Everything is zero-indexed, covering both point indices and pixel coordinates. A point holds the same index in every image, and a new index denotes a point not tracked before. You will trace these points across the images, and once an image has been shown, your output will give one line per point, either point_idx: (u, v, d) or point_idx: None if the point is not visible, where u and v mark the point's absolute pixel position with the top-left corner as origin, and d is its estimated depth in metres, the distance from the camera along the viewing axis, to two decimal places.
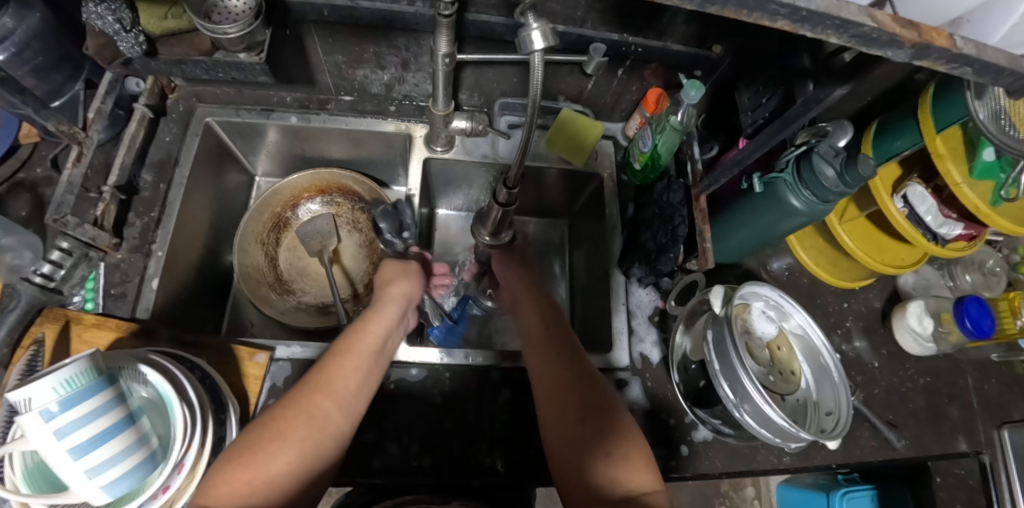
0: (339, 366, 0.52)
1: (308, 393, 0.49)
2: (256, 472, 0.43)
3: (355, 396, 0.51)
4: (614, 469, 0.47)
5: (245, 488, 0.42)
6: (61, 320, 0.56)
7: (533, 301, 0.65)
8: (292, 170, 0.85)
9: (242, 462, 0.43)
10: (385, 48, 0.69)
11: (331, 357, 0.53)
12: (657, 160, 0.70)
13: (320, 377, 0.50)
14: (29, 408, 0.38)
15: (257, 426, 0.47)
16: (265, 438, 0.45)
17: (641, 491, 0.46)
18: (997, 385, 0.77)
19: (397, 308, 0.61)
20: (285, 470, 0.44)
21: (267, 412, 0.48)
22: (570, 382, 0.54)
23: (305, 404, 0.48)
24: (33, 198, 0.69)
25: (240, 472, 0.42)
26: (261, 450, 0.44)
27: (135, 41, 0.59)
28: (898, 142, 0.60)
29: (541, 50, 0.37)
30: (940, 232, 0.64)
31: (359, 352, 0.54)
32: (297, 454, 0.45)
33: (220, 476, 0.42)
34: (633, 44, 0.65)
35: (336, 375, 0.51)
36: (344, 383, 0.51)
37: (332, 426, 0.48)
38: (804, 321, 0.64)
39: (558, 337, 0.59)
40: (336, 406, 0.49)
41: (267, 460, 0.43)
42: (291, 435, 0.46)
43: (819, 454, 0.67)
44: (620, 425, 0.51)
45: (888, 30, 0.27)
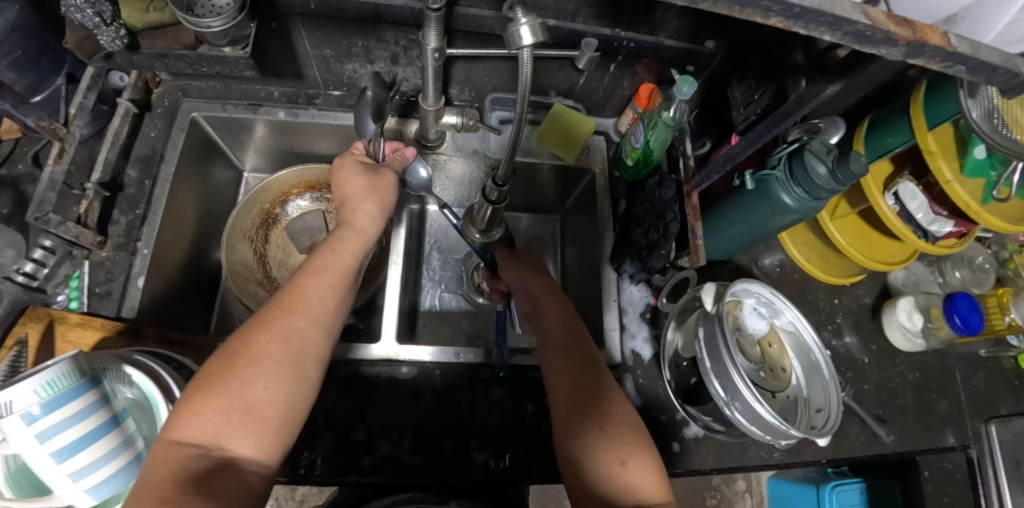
0: (309, 287, 0.48)
1: (279, 314, 0.46)
2: (230, 398, 0.40)
3: (329, 317, 0.48)
4: (628, 479, 0.47)
5: (221, 416, 0.40)
6: (44, 320, 0.55)
7: (550, 300, 0.63)
8: (280, 165, 0.84)
9: (214, 390, 0.41)
10: (374, 42, 0.67)
11: (300, 277, 0.49)
12: (649, 156, 0.70)
13: (290, 298, 0.47)
14: (10, 411, 0.37)
15: (225, 352, 0.43)
16: (237, 363, 0.42)
17: (654, 501, 0.46)
18: (985, 380, 0.78)
19: (375, 224, 0.57)
20: (264, 395, 0.42)
21: (234, 336, 0.45)
22: (588, 390, 0.53)
23: (276, 326, 0.45)
24: (14, 195, 0.68)
25: (214, 401, 0.40)
26: (234, 376, 0.41)
27: (115, 35, 0.57)
28: (890, 139, 0.60)
29: (530, 46, 0.37)
30: (930, 229, 0.65)
31: (333, 270, 0.50)
32: (275, 377, 0.43)
33: (191, 406, 0.40)
34: (625, 38, 0.64)
35: (308, 295, 0.48)
36: (318, 303, 0.48)
37: (310, 347, 0.45)
38: (794, 317, 0.64)
39: (575, 341, 0.58)
40: (312, 327, 0.46)
41: (242, 385, 0.41)
42: (266, 357, 0.43)
43: (809, 450, 0.67)
44: (636, 436, 0.50)
45: (883, 27, 0.27)
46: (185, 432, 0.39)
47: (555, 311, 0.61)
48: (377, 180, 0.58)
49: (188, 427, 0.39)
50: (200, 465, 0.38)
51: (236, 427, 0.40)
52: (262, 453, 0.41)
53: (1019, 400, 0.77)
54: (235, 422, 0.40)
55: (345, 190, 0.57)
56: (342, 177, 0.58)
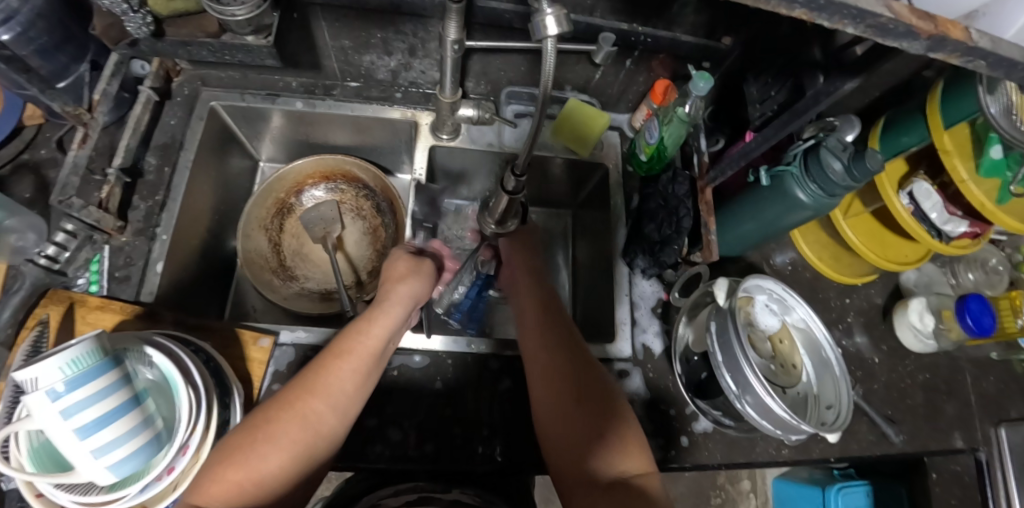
0: (335, 371, 0.50)
1: (303, 395, 0.48)
2: (246, 472, 0.43)
3: (351, 399, 0.50)
4: (607, 452, 0.49)
5: (236, 488, 0.43)
6: (64, 303, 0.56)
7: (528, 289, 0.63)
8: (295, 156, 0.85)
9: (234, 463, 0.43)
10: (393, 34, 0.67)
11: (328, 358, 0.51)
12: (663, 151, 0.70)
13: (314, 380, 0.49)
14: (35, 387, 0.38)
15: (249, 424, 0.46)
16: (257, 438, 0.45)
17: (632, 472, 0.48)
18: (995, 382, 0.78)
19: (404, 308, 0.57)
20: (275, 472, 0.45)
21: (260, 409, 0.48)
22: (569, 366, 0.54)
23: (297, 407, 0.47)
24: (37, 180, 0.69)
25: (232, 474, 0.43)
26: (252, 451, 0.44)
27: (142, 22, 0.58)
28: (906, 138, 0.60)
29: (554, 36, 0.37)
30: (944, 229, 0.64)
31: (358, 355, 0.52)
32: (288, 457, 0.45)
33: (211, 473, 0.43)
34: (642, 33, 0.64)
35: (333, 378, 0.50)
36: (340, 387, 0.50)
37: (324, 429, 0.48)
38: (806, 314, 0.64)
39: (553, 321, 0.59)
40: (330, 409, 0.49)
41: (258, 462, 0.44)
42: (284, 439, 0.46)
43: (818, 448, 0.67)
44: (618, 407, 0.52)
45: (906, 21, 0.27)
46: (204, 499, 0.42)
47: (533, 289, 0.63)
48: (420, 269, 0.60)
49: (208, 493, 0.42)
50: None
51: (246, 500, 0.43)
52: None
53: None
54: (247, 495, 0.43)
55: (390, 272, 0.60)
56: (395, 264, 0.61)
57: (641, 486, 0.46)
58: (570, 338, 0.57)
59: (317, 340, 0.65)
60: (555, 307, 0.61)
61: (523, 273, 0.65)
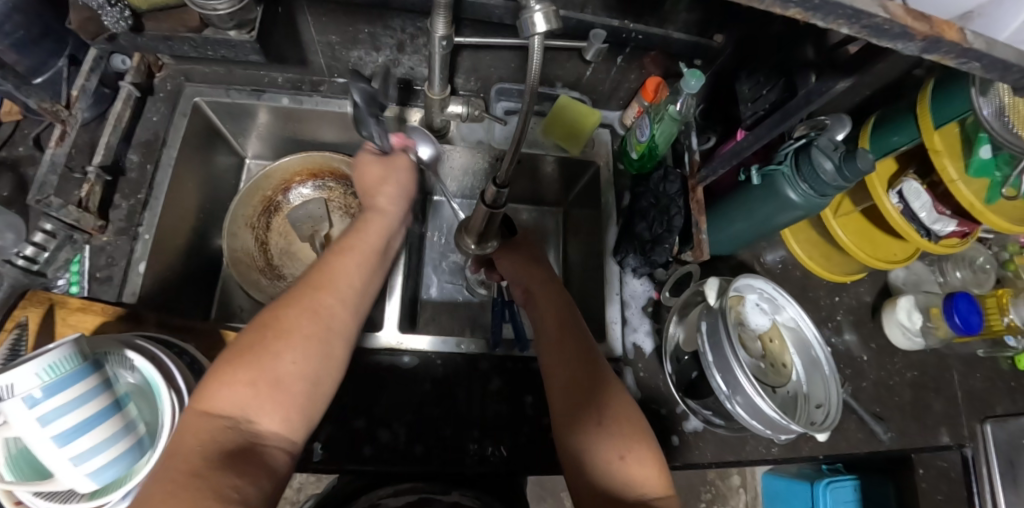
0: (340, 268, 0.49)
1: (311, 290, 0.47)
2: (262, 368, 0.41)
3: (357, 297, 0.49)
4: (628, 474, 0.48)
5: (251, 387, 0.40)
6: (44, 304, 0.54)
7: (546, 298, 0.61)
8: (283, 152, 0.83)
9: (245, 361, 0.41)
10: (380, 29, 0.66)
11: (331, 259, 0.50)
12: (655, 150, 0.69)
13: (319, 276, 0.48)
14: (11, 394, 0.36)
15: (255, 325, 0.44)
16: (267, 336, 0.43)
17: (652, 495, 0.47)
18: (982, 379, 0.79)
19: (394, 216, 0.58)
20: (292, 368, 0.42)
21: (264, 311, 0.45)
22: (587, 388, 0.53)
23: (307, 302, 0.46)
24: (14, 178, 0.67)
25: (244, 371, 0.41)
26: (265, 350, 0.42)
27: (119, 15, 0.57)
28: (896, 137, 0.60)
29: (542, 34, 0.36)
30: (933, 228, 0.64)
31: (359, 252, 0.52)
32: (305, 351, 0.43)
33: (221, 376, 0.40)
34: (634, 31, 0.63)
35: (338, 273, 0.49)
36: (347, 283, 0.49)
37: (337, 325, 0.46)
38: (796, 313, 0.64)
39: (575, 334, 0.57)
40: (341, 304, 0.47)
41: (273, 357, 0.42)
42: (296, 332, 0.44)
43: (807, 446, 0.68)
44: (635, 429, 0.51)
45: (901, 22, 0.26)
46: (216, 402, 0.39)
47: (551, 300, 0.61)
48: (395, 169, 0.60)
49: (218, 398, 0.39)
50: (229, 435, 0.38)
51: (265, 399, 0.40)
52: (285, 426, 0.41)
53: (1015, 400, 0.78)
54: (265, 395, 0.41)
55: (364, 181, 0.60)
56: (367, 166, 0.60)
57: None
58: (588, 354, 0.55)
59: None
60: (574, 320, 0.59)
61: (539, 282, 0.63)
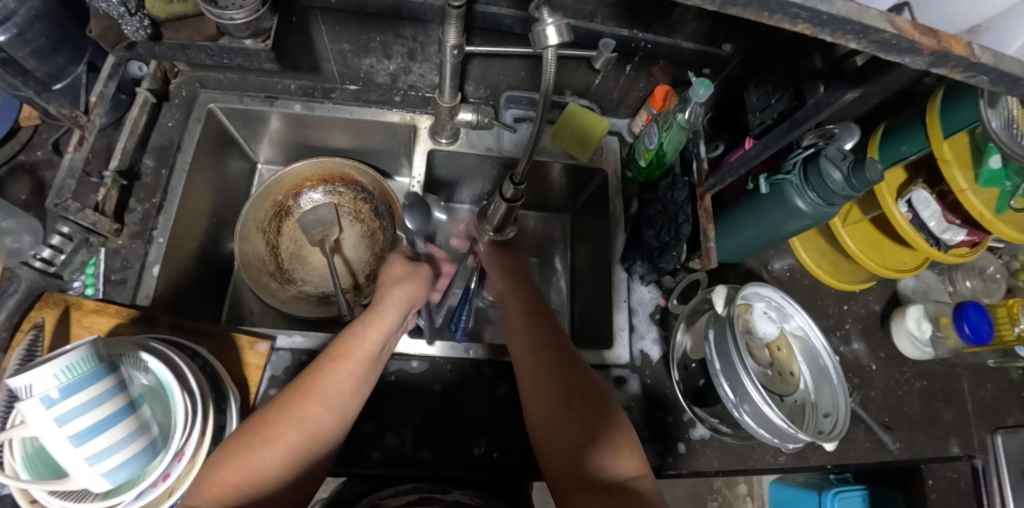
0: (332, 375, 0.50)
1: (300, 398, 0.48)
2: (245, 474, 0.43)
3: (347, 402, 0.50)
4: (602, 456, 0.48)
5: (235, 490, 0.42)
6: (60, 306, 0.56)
7: (511, 291, 0.63)
8: (294, 158, 0.84)
9: (231, 465, 0.43)
10: (392, 38, 0.67)
11: (325, 363, 0.51)
12: (663, 157, 0.70)
13: (312, 382, 0.49)
14: (30, 394, 0.37)
15: (248, 429, 0.46)
16: (254, 442, 0.45)
17: (627, 476, 0.47)
18: (992, 390, 0.78)
19: (399, 311, 0.56)
20: (274, 474, 0.44)
21: (257, 413, 0.48)
22: (552, 374, 0.54)
23: (294, 410, 0.47)
24: (33, 182, 0.68)
25: (229, 475, 0.43)
26: (251, 456, 0.44)
27: (140, 26, 0.58)
28: (904, 146, 0.60)
29: (555, 46, 0.37)
30: (943, 238, 0.64)
31: (356, 357, 0.52)
32: (286, 459, 0.45)
33: (210, 477, 0.42)
34: (643, 40, 0.64)
35: (329, 381, 0.49)
36: (336, 389, 0.50)
37: (321, 431, 0.48)
38: (804, 322, 0.64)
39: (542, 323, 0.59)
40: (327, 411, 0.49)
41: (256, 463, 0.44)
42: (281, 441, 0.46)
43: (815, 455, 0.67)
44: (603, 411, 0.51)
45: (909, 37, 0.27)
46: (201, 502, 0.41)
47: (517, 291, 0.63)
48: (417, 273, 0.61)
49: (206, 497, 0.42)
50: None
51: (245, 503, 0.42)
52: None
53: None
54: (246, 497, 0.42)
55: (385, 277, 0.60)
56: (396, 266, 0.61)
57: (637, 488, 0.45)
58: (555, 342, 0.57)
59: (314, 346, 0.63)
60: (543, 310, 0.61)
61: (505, 276, 0.65)
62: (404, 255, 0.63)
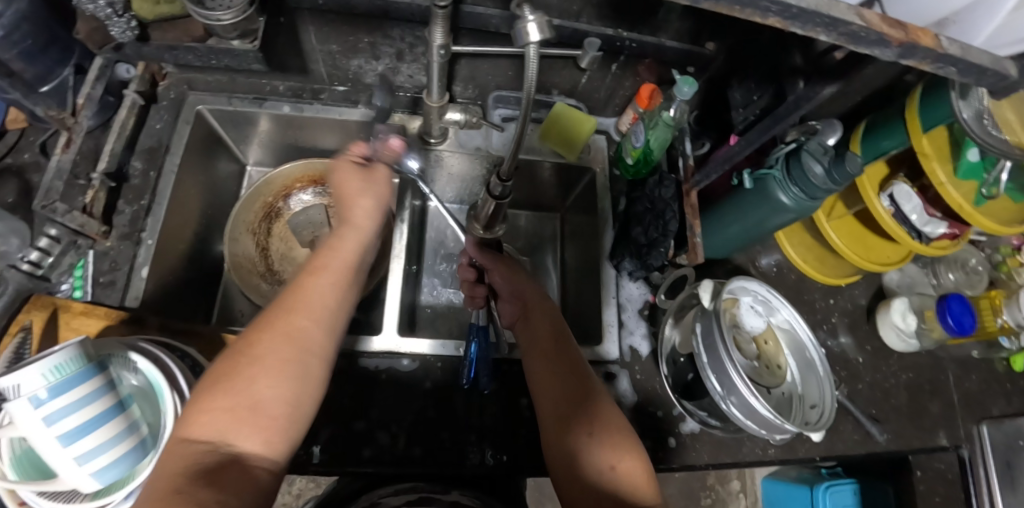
0: (312, 287, 0.47)
1: (282, 312, 0.45)
2: (236, 396, 0.39)
3: (333, 314, 0.47)
4: (622, 486, 0.47)
5: (228, 413, 0.38)
6: (48, 308, 0.55)
7: (537, 315, 0.62)
8: (284, 159, 0.85)
9: (218, 390, 0.39)
10: (380, 38, 0.68)
11: (302, 279, 0.48)
12: (649, 155, 0.71)
13: (292, 297, 0.46)
14: (17, 394, 0.37)
15: (232, 352, 0.42)
16: (241, 362, 0.41)
17: (646, 507, 0.46)
18: (977, 381, 0.79)
19: (375, 222, 0.56)
20: (269, 393, 0.40)
21: (238, 340, 0.44)
22: (576, 403, 0.53)
23: (279, 325, 0.44)
24: (20, 184, 0.68)
25: (219, 401, 0.39)
26: (239, 375, 0.40)
27: (126, 26, 0.58)
28: (885, 141, 0.61)
29: (536, 43, 0.38)
30: (924, 230, 0.65)
31: (333, 270, 0.50)
32: (279, 374, 0.41)
33: (198, 406, 0.39)
34: (627, 39, 0.65)
35: (311, 294, 0.47)
36: (320, 302, 0.47)
37: (314, 344, 0.44)
38: (790, 315, 0.65)
39: (565, 351, 0.58)
40: (315, 323, 0.45)
41: (247, 383, 0.40)
42: (269, 356, 0.42)
43: (803, 447, 0.68)
44: (627, 443, 0.50)
45: (876, 29, 0.28)
46: (193, 432, 0.38)
47: (542, 318, 0.62)
48: (373, 182, 0.57)
49: (197, 426, 0.38)
50: (211, 461, 0.37)
51: (244, 424, 0.39)
52: (270, 450, 0.39)
53: (1010, 402, 0.78)
54: (243, 419, 0.39)
55: (342, 190, 0.57)
56: (347, 172, 0.57)
57: None
58: (579, 372, 0.56)
59: None
60: (566, 337, 0.60)
61: (534, 297, 0.64)
62: (349, 158, 0.58)
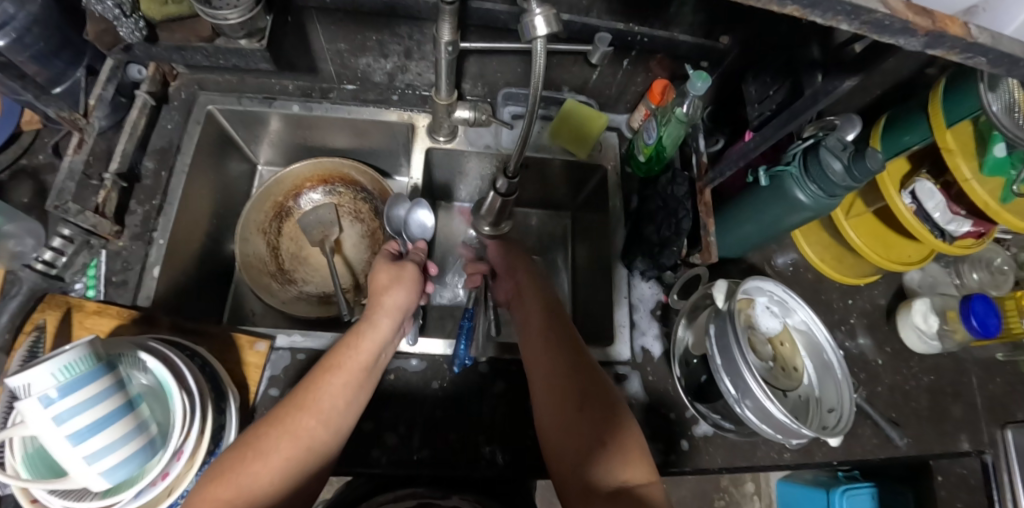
0: (324, 387, 0.50)
1: (292, 411, 0.48)
2: (235, 490, 0.43)
3: (343, 413, 0.50)
4: (611, 462, 0.48)
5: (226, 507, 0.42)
6: (62, 307, 0.57)
7: (530, 295, 0.65)
8: (294, 159, 0.85)
9: (223, 480, 0.43)
10: (388, 36, 0.68)
11: (317, 375, 0.51)
12: (662, 152, 0.69)
13: (305, 394, 0.49)
14: (28, 394, 0.37)
15: (240, 445, 0.46)
16: (247, 457, 0.45)
17: (636, 482, 0.46)
18: (1001, 384, 0.76)
19: (392, 319, 0.57)
20: (267, 489, 0.44)
21: (252, 428, 0.48)
22: (567, 380, 0.54)
23: (287, 424, 0.47)
24: (34, 185, 0.69)
25: (221, 491, 0.43)
26: (244, 469, 0.44)
27: (134, 26, 0.58)
28: (907, 137, 0.60)
29: (544, 37, 0.37)
30: (947, 229, 0.63)
31: (349, 368, 0.52)
32: (281, 471, 0.45)
33: (202, 495, 0.42)
34: (638, 33, 0.64)
35: (323, 393, 0.50)
36: (331, 402, 0.50)
37: (316, 443, 0.48)
38: (807, 316, 0.63)
39: (553, 331, 0.59)
40: (322, 423, 0.48)
41: (249, 478, 0.44)
42: (274, 455, 0.45)
43: (821, 451, 0.67)
44: (615, 421, 0.51)
45: (901, 17, 0.26)
46: None
47: (535, 299, 0.64)
48: (403, 275, 0.60)
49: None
50: None
51: None
52: None
53: None
54: None
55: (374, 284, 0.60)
56: (380, 272, 0.61)
57: (645, 495, 0.45)
58: (569, 343, 0.58)
59: (315, 345, 0.64)
60: (559, 312, 0.62)
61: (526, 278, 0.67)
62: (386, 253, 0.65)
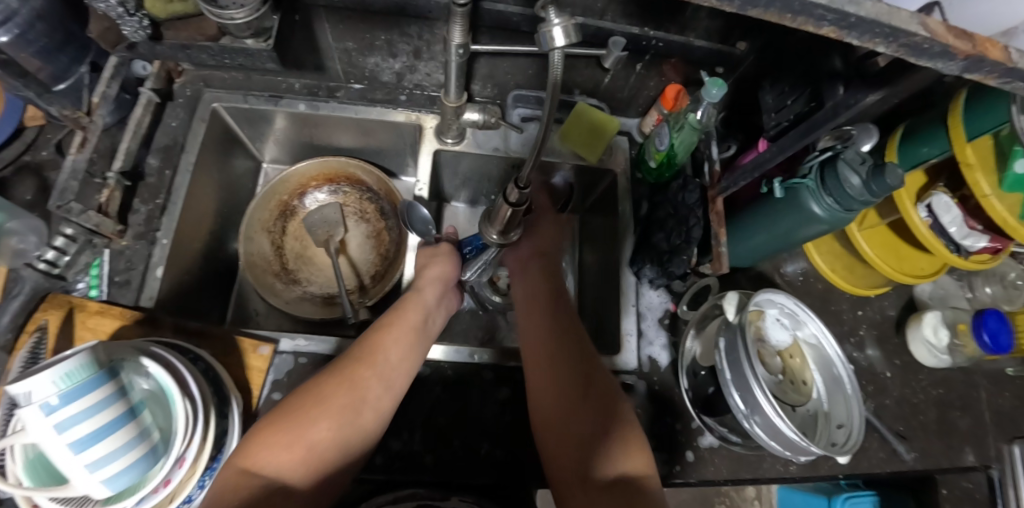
0: (382, 343, 0.56)
1: (354, 364, 0.54)
2: (297, 435, 0.48)
3: (395, 369, 0.55)
4: (613, 451, 0.50)
5: (287, 450, 0.47)
6: (64, 307, 0.56)
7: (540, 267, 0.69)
8: (300, 157, 0.84)
9: (287, 426, 0.49)
10: (397, 36, 0.66)
11: (375, 334, 0.57)
12: (673, 159, 0.68)
13: (364, 351, 0.55)
14: (29, 401, 0.37)
15: (307, 392, 0.52)
16: (310, 405, 0.50)
17: (633, 473, 0.49)
18: (1010, 398, 0.76)
19: (437, 287, 0.65)
20: (325, 437, 0.49)
21: (317, 379, 0.53)
22: (574, 369, 0.56)
23: (348, 375, 0.53)
24: (38, 182, 0.68)
25: (284, 436, 0.48)
26: (306, 416, 0.49)
27: (138, 25, 0.57)
28: (925, 149, 0.58)
29: (562, 47, 0.36)
30: (964, 243, 0.62)
31: (400, 327, 0.58)
32: (337, 420, 0.50)
33: (263, 440, 0.47)
34: (653, 38, 0.63)
35: (380, 350, 0.55)
36: (386, 358, 0.55)
37: (371, 398, 0.52)
38: (818, 330, 0.62)
39: (562, 315, 0.61)
40: (379, 380, 0.53)
41: (309, 426, 0.49)
42: (335, 402, 0.51)
43: (827, 464, 0.66)
44: (617, 412, 0.53)
45: (942, 40, 0.25)
46: (256, 460, 0.47)
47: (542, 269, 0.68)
48: (439, 252, 0.68)
49: (261, 456, 0.47)
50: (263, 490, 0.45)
51: (298, 461, 0.47)
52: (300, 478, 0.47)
53: None
54: (299, 457, 0.48)
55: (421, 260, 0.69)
56: (421, 254, 0.69)
57: (641, 486, 0.48)
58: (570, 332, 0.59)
59: (317, 349, 0.63)
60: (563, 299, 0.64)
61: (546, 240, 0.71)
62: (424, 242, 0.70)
